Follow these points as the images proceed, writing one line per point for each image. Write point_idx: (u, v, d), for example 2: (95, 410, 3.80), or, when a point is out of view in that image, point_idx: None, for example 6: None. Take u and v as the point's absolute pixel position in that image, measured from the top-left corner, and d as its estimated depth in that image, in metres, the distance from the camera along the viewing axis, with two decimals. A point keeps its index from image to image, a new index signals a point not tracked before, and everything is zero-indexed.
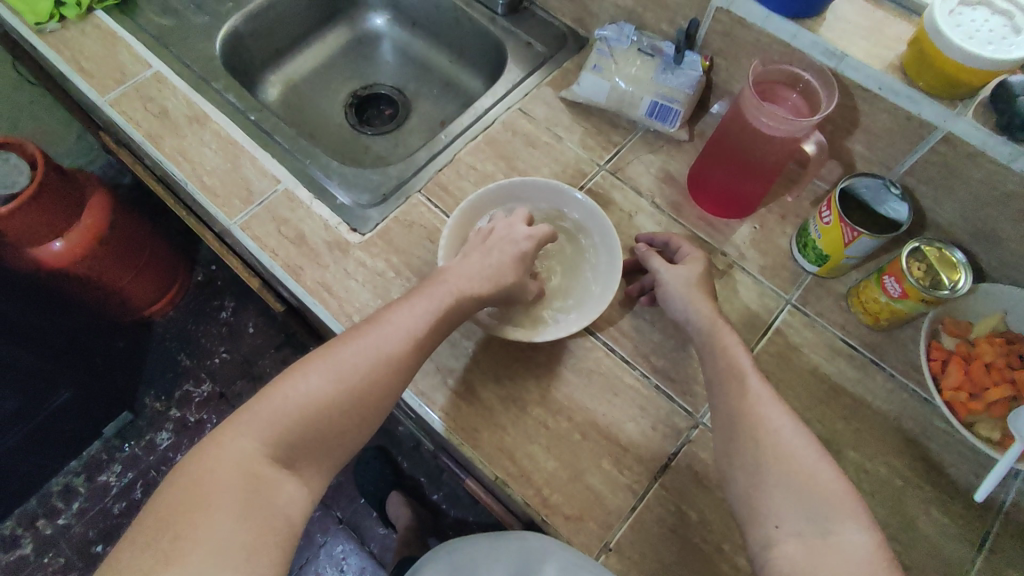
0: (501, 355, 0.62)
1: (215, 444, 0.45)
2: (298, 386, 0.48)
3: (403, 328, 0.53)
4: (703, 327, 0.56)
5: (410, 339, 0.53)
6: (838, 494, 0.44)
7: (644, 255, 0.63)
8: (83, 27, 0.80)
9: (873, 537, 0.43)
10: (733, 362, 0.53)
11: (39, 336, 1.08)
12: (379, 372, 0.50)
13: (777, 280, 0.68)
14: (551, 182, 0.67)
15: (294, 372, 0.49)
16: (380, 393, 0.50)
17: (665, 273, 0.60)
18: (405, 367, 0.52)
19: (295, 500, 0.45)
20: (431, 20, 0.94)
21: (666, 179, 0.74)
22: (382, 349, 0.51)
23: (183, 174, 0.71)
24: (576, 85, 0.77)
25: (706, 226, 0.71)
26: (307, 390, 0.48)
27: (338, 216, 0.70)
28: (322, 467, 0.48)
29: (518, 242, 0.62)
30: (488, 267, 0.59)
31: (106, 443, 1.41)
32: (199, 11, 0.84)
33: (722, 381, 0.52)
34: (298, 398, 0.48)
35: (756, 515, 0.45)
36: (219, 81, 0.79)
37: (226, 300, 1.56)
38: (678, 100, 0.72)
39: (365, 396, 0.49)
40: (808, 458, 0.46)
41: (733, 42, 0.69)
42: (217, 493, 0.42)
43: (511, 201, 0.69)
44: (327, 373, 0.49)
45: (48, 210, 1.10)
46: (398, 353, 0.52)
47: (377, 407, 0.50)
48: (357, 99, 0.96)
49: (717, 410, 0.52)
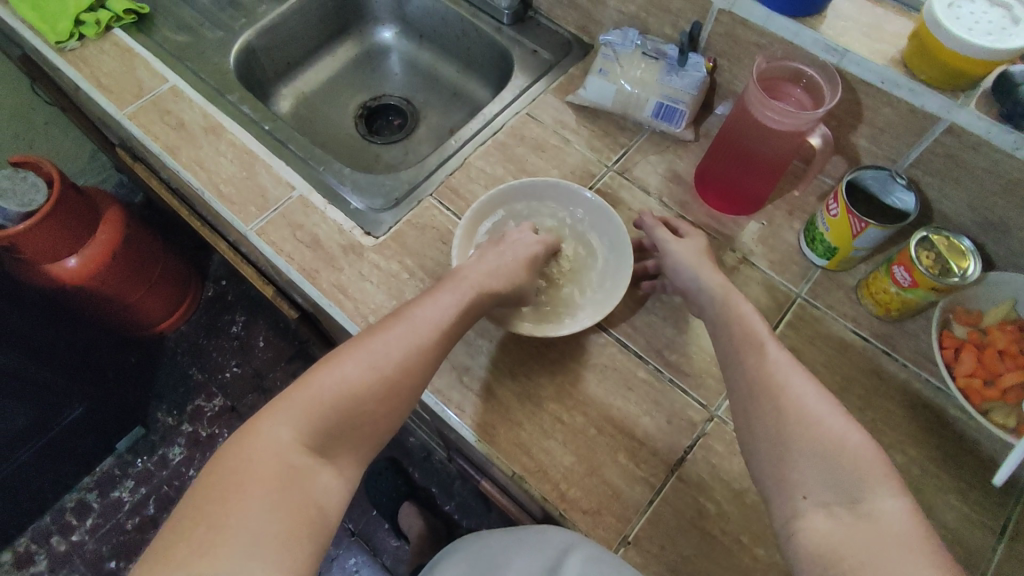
0: (516, 352, 0.63)
1: (251, 433, 0.45)
2: (333, 375, 0.49)
3: (431, 319, 0.54)
4: (720, 311, 0.57)
5: (437, 331, 0.54)
6: (867, 465, 0.44)
7: (652, 229, 0.66)
8: (102, 45, 0.82)
9: (909, 503, 0.42)
10: (750, 332, 0.54)
11: (47, 351, 1.10)
12: (410, 362, 0.51)
13: (787, 274, 0.69)
14: (555, 181, 0.69)
15: (328, 363, 0.50)
16: (410, 383, 0.51)
17: (676, 247, 0.63)
18: (433, 357, 0.53)
19: (329, 490, 0.45)
20: (437, 32, 0.96)
21: (674, 179, 0.75)
22: (412, 341, 0.52)
23: (200, 183, 0.73)
24: (582, 89, 0.78)
25: (715, 223, 0.72)
26: (341, 379, 0.49)
27: (352, 220, 0.71)
28: (354, 458, 0.49)
29: (525, 245, 0.64)
30: (504, 265, 0.61)
31: (119, 458, 1.42)
32: (213, 28, 0.87)
33: (741, 349, 0.53)
34: (333, 387, 0.48)
35: (783, 491, 0.46)
36: (234, 94, 0.81)
37: (237, 314, 1.58)
38: (684, 101, 0.73)
39: (396, 386, 0.50)
40: (834, 422, 0.46)
41: (735, 42, 0.71)
42: (254, 481, 0.42)
43: (520, 202, 0.70)
44: (359, 363, 0.50)
45: (64, 226, 1.13)
46: (427, 343, 0.53)
47: (407, 397, 0.51)
48: (367, 110, 0.99)
49: (735, 380, 0.53)
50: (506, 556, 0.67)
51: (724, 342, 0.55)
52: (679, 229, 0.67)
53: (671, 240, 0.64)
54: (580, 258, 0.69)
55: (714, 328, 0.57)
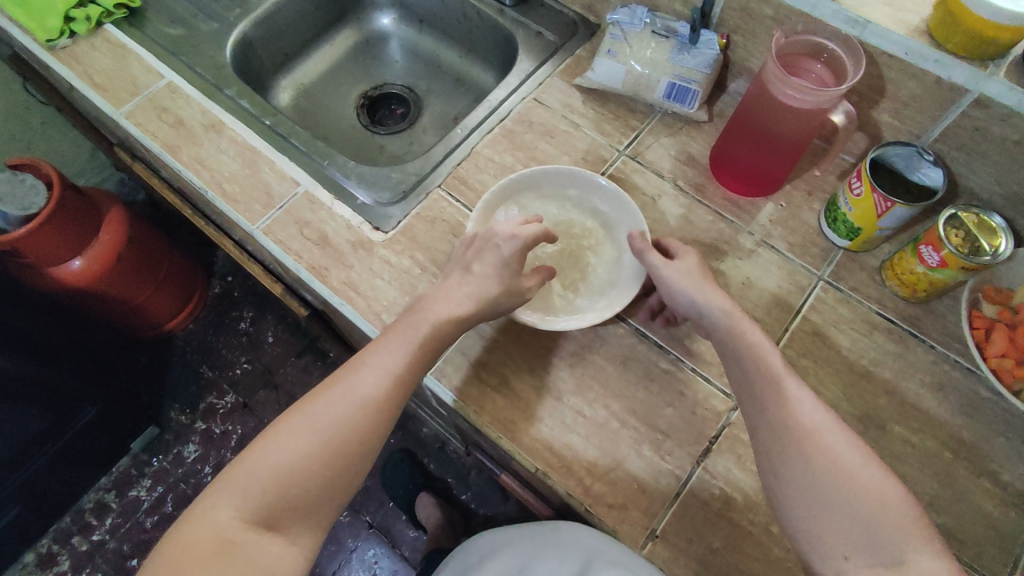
0: (533, 346, 0.62)
1: (194, 515, 0.46)
2: (274, 446, 0.48)
3: (378, 372, 0.53)
4: (724, 330, 0.55)
5: (384, 381, 0.52)
6: (905, 519, 0.44)
7: (640, 248, 0.61)
8: (94, 41, 0.81)
9: (947, 564, 0.42)
10: (762, 362, 0.52)
11: (55, 354, 1.13)
12: (355, 420, 0.50)
13: (808, 257, 0.67)
14: (572, 169, 0.67)
15: (272, 432, 0.50)
16: (358, 439, 0.50)
17: (668, 270, 0.59)
18: (385, 412, 0.52)
19: (278, 561, 0.45)
20: (438, 17, 0.93)
21: (688, 161, 0.73)
22: (360, 399, 0.51)
23: (202, 181, 0.71)
24: (590, 71, 0.76)
25: (732, 206, 0.70)
26: (282, 449, 0.48)
27: (359, 215, 0.69)
28: (310, 526, 0.48)
29: (501, 248, 0.58)
30: (465, 285, 0.57)
31: (135, 458, 1.42)
32: (207, 20, 0.84)
33: (758, 383, 0.52)
34: (275, 457, 0.48)
35: (821, 544, 0.45)
36: (233, 88, 0.79)
37: (245, 310, 1.57)
38: (697, 80, 0.71)
39: (344, 444, 0.49)
40: (867, 477, 0.46)
41: (750, 16, 0.68)
42: (191, 566, 0.43)
43: (531, 189, 0.68)
44: (304, 431, 0.49)
45: (65, 231, 1.14)
46: (372, 394, 0.51)
47: (358, 454, 0.50)
48: (368, 100, 0.96)
49: (752, 413, 0.52)
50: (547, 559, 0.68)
51: (734, 366, 0.54)
52: (671, 251, 0.62)
53: (664, 263, 0.59)
54: (593, 245, 0.67)
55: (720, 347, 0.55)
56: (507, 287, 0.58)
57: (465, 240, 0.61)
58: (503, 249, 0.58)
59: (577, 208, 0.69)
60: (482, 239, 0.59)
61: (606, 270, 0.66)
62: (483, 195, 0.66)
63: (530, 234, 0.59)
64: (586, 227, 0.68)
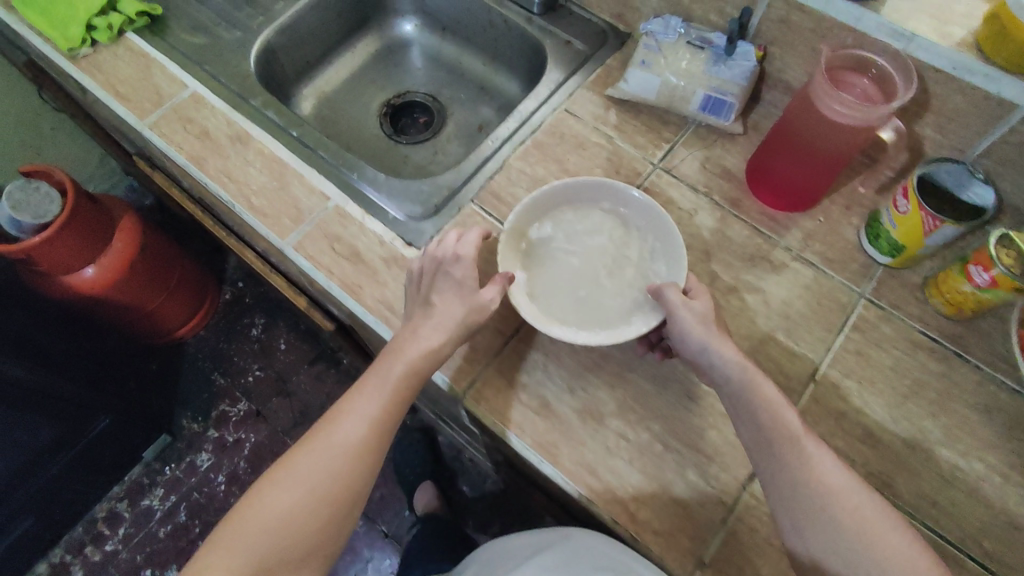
0: (574, 367, 0.61)
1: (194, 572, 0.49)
2: (264, 502, 0.52)
3: (357, 420, 0.55)
4: (737, 383, 0.53)
5: (364, 428, 0.54)
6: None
7: (659, 286, 0.59)
8: (116, 50, 0.80)
9: None
10: (777, 420, 0.51)
11: (67, 363, 1.12)
12: (337, 469, 0.53)
13: (849, 273, 0.66)
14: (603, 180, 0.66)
15: (263, 487, 0.53)
16: (341, 487, 0.53)
17: (686, 310, 0.57)
18: (367, 458, 0.54)
19: None
20: (463, 24, 0.92)
21: (723, 174, 0.72)
22: (342, 451, 0.53)
23: (230, 195, 0.70)
24: (622, 82, 0.74)
25: (769, 221, 0.69)
26: (271, 504, 0.51)
27: (392, 230, 0.68)
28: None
29: (451, 273, 0.59)
30: (428, 316, 0.58)
31: (148, 467, 1.41)
32: (230, 27, 0.83)
33: (774, 442, 0.51)
34: (264, 513, 0.51)
35: None
36: (258, 98, 0.78)
37: (257, 317, 1.57)
38: (733, 92, 0.70)
39: (329, 495, 0.52)
40: (894, 539, 0.46)
41: (790, 28, 0.66)
42: None
43: (565, 204, 0.67)
44: (292, 487, 0.52)
45: (79, 239, 1.15)
46: (352, 442, 0.54)
47: (343, 502, 0.53)
48: (391, 108, 0.94)
49: (759, 466, 0.52)
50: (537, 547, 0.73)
51: (746, 418, 0.53)
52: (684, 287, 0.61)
53: (683, 301, 0.57)
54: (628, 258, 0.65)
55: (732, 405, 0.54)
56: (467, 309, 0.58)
57: (416, 274, 0.61)
58: (451, 278, 0.59)
59: (610, 221, 0.67)
60: (430, 270, 0.60)
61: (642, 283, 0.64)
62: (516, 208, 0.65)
63: (470, 248, 0.61)
64: (621, 240, 0.66)
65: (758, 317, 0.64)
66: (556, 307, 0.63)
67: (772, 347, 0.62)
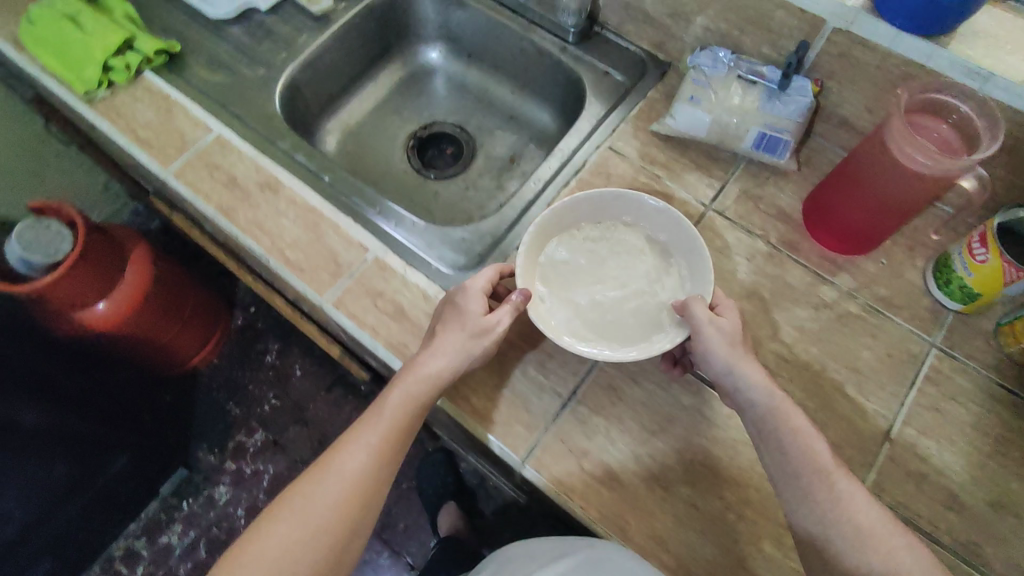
0: (636, 429, 0.59)
1: None
2: (266, 537, 0.51)
3: (360, 452, 0.54)
4: (763, 410, 0.53)
5: (367, 460, 0.54)
6: None
7: (685, 300, 0.57)
8: (134, 92, 0.76)
9: None
10: (806, 450, 0.51)
11: (87, 401, 1.10)
12: (341, 502, 0.52)
13: (917, 321, 0.63)
14: (626, 192, 0.64)
15: (264, 523, 0.52)
16: (344, 520, 0.52)
17: (714, 329, 0.56)
18: (370, 490, 0.54)
19: None
20: (490, 52, 0.88)
21: (778, 216, 0.68)
22: (343, 485, 0.53)
23: (264, 249, 0.67)
24: (669, 118, 0.71)
25: (830, 265, 0.66)
26: (273, 539, 0.50)
27: (436, 284, 0.65)
28: None
29: (459, 301, 0.59)
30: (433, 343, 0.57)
31: (164, 502, 1.40)
32: (252, 64, 0.80)
33: (801, 473, 0.50)
34: (266, 551, 0.50)
35: None
36: (286, 140, 0.75)
37: (270, 342, 1.54)
38: (788, 130, 0.66)
39: (332, 528, 0.52)
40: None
41: (849, 64, 0.63)
42: None
43: (588, 216, 0.66)
44: (292, 522, 0.51)
45: (89, 275, 1.11)
46: (356, 474, 0.53)
47: (347, 534, 0.52)
48: (418, 140, 0.91)
49: (779, 488, 0.52)
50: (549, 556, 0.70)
51: (770, 443, 0.53)
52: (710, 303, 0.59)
53: (710, 318, 0.56)
54: (654, 273, 0.64)
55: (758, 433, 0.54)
56: (472, 333, 0.57)
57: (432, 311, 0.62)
58: (455, 310, 0.58)
59: (631, 236, 0.66)
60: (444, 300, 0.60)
61: (667, 298, 0.62)
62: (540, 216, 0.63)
63: (486, 279, 0.60)
64: (644, 256, 0.65)
65: (824, 369, 0.61)
66: (575, 322, 0.61)
67: (841, 402, 0.60)
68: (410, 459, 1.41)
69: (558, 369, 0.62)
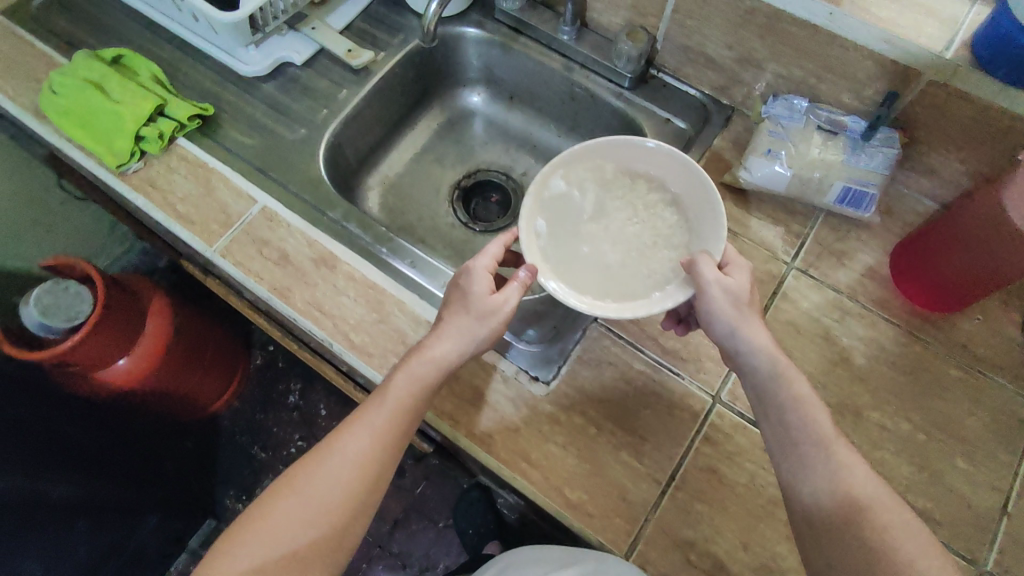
0: (740, 516, 0.57)
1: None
2: (278, 512, 0.52)
3: (367, 434, 0.54)
4: (765, 374, 0.52)
5: (374, 443, 0.54)
6: None
7: (691, 258, 0.54)
8: (168, 161, 0.71)
9: None
10: (808, 420, 0.50)
11: (104, 465, 1.08)
12: (345, 482, 0.52)
13: (1022, 382, 0.60)
14: (642, 141, 0.60)
15: (274, 498, 0.53)
16: (348, 498, 0.52)
17: (717, 287, 0.53)
18: (376, 472, 0.53)
19: None
20: (535, 94, 0.84)
21: (864, 272, 0.66)
22: (349, 466, 0.53)
23: (326, 332, 0.63)
24: (744, 170, 0.67)
25: (924, 323, 0.63)
26: (284, 514, 0.52)
27: (514, 363, 0.62)
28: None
29: (468, 280, 0.56)
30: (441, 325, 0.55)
31: (193, 554, 1.36)
32: (292, 124, 0.75)
33: (801, 443, 0.50)
34: (277, 524, 0.51)
35: None
36: (336, 209, 0.70)
37: (293, 382, 1.49)
38: (875, 182, 0.63)
39: (336, 506, 0.52)
40: None
41: (943, 114, 0.59)
42: None
43: (604, 166, 0.62)
44: (298, 500, 0.52)
45: (113, 333, 1.05)
46: (361, 456, 0.53)
47: (351, 513, 0.52)
48: (462, 191, 0.86)
49: (772, 446, 0.52)
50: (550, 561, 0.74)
51: (771, 407, 0.52)
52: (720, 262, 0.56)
53: (717, 277, 0.53)
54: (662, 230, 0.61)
55: (767, 411, 0.52)
56: (478, 315, 0.54)
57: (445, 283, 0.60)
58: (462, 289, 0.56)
59: (646, 189, 0.62)
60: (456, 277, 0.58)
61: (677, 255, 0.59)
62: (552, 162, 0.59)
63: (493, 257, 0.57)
64: (656, 211, 0.61)
65: (930, 439, 0.59)
66: (577, 275, 0.58)
67: (951, 475, 0.57)
68: (445, 496, 1.38)
69: (652, 453, 0.59)
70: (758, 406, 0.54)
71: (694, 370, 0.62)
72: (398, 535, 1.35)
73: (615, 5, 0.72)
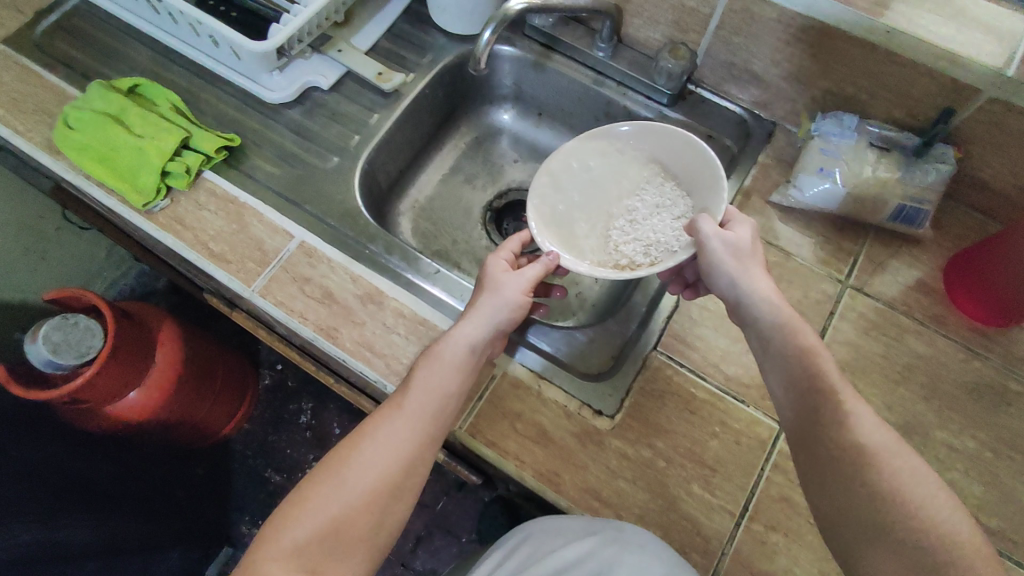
0: (818, 546, 0.56)
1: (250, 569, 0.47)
2: (322, 499, 0.49)
3: (410, 418, 0.52)
4: (770, 325, 0.52)
5: (420, 426, 0.52)
6: None
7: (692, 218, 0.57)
8: (196, 196, 0.68)
9: None
10: (812, 370, 0.49)
11: (113, 496, 1.03)
12: (391, 466, 0.51)
13: None
14: (646, 123, 0.64)
15: (316, 487, 0.50)
16: (393, 479, 0.51)
17: (718, 241, 0.55)
18: (421, 455, 0.52)
19: None
20: (566, 111, 0.82)
21: (918, 288, 0.65)
22: (395, 450, 0.51)
23: (378, 374, 0.60)
24: (794, 189, 0.67)
25: (981, 338, 0.63)
26: (329, 500, 0.49)
27: (575, 397, 0.61)
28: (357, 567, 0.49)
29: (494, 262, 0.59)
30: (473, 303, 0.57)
31: None
32: (323, 152, 0.72)
33: (809, 389, 0.49)
34: (321, 510, 0.49)
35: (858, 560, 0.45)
36: (377, 242, 0.68)
37: (304, 401, 1.46)
38: (930, 200, 0.63)
39: (382, 488, 0.50)
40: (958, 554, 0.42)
41: (1000, 131, 0.59)
42: None
43: (613, 151, 0.66)
44: (342, 484, 0.50)
45: (125, 364, 1.00)
46: (405, 438, 0.52)
47: (396, 495, 0.51)
48: (494, 212, 0.84)
49: (780, 404, 0.51)
50: (545, 549, 0.63)
51: (776, 360, 0.51)
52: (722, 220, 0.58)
53: (716, 232, 0.55)
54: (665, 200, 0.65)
55: (771, 357, 0.52)
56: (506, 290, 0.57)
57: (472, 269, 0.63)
58: (488, 271, 0.59)
59: (652, 170, 0.66)
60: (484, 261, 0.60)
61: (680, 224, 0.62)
62: (561, 151, 0.65)
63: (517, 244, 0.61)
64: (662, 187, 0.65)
65: (998, 458, 0.58)
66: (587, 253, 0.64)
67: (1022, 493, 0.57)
68: (467, 510, 1.36)
69: (724, 485, 0.58)
70: (760, 355, 0.53)
71: (758, 397, 0.62)
72: (421, 552, 1.33)
73: (654, 21, 0.71)
